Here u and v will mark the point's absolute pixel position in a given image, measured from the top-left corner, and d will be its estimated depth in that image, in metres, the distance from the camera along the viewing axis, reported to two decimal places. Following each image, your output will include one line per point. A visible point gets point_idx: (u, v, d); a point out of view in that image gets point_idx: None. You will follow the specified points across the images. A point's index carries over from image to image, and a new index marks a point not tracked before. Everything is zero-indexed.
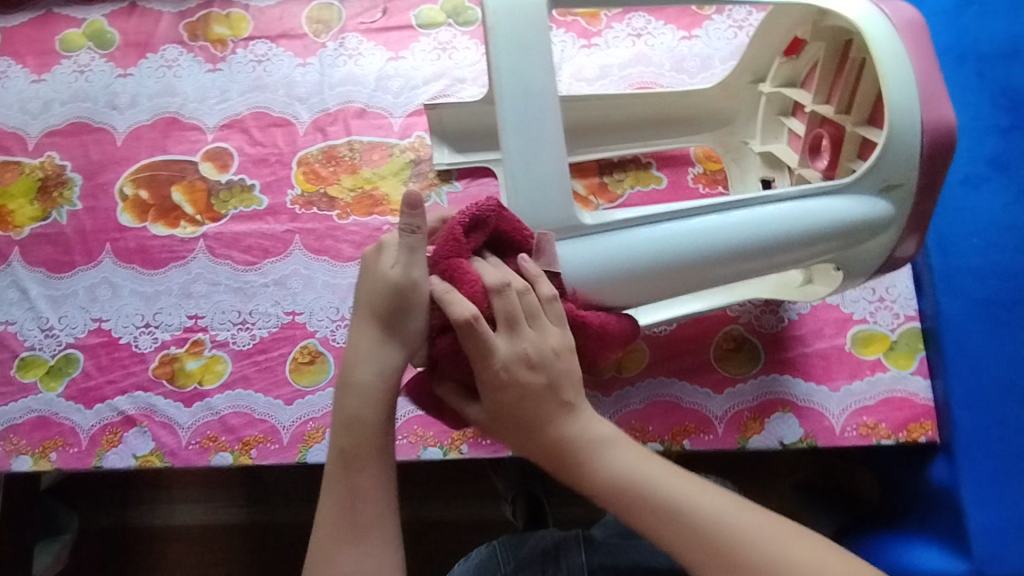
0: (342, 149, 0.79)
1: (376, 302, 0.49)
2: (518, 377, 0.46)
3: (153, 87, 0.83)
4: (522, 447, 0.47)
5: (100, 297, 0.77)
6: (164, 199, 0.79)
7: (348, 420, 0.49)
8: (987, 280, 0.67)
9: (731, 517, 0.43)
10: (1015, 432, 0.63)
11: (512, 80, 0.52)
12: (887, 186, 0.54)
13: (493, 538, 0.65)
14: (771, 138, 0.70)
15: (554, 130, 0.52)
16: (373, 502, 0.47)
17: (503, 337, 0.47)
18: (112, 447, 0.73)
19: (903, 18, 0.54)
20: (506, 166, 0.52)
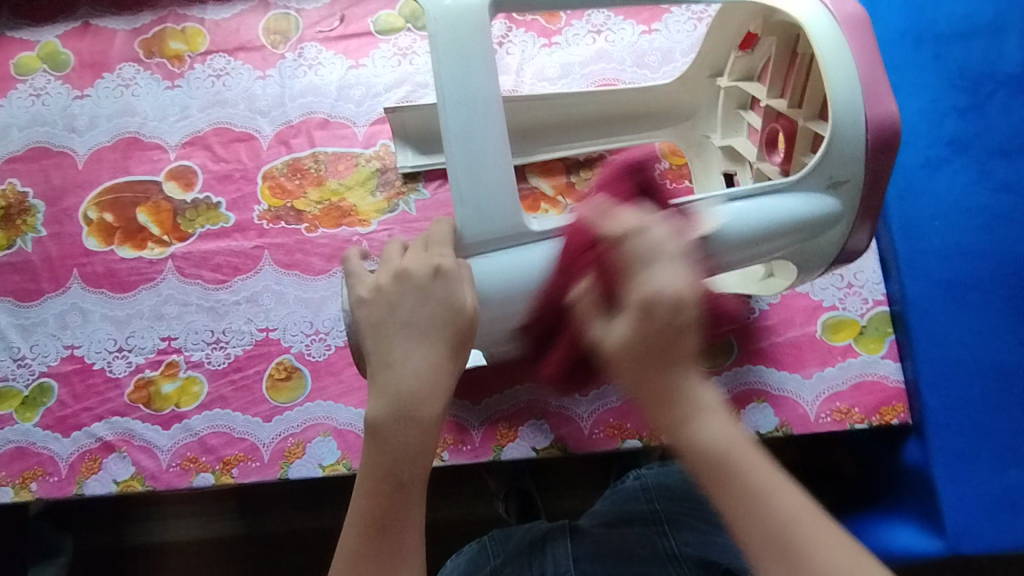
0: (307, 162, 0.78)
1: (443, 324, 0.47)
2: (659, 320, 0.42)
3: (111, 108, 0.82)
4: (629, 383, 0.44)
5: (70, 324, 0.77)
6: (130, 221, 0.78)
7: (384, 462, 0.46)
8: (950, 261, 0.68)
9: (800, 509, 0.39)
10: (985, 410, 0.65)
11: (454, 88, 0.51)
12: (833, 182, 0.54)
13: (484, 534, 0.67)
14: (731, 132, 0.70)
15: (498, 137, 0.51)
16: (395, 546, 0.45)
17: (653, 268, 0.44)
18: (92, 474, 0.72)
19: (845, 15, 0.54)
20: (453, 181, 0.51)
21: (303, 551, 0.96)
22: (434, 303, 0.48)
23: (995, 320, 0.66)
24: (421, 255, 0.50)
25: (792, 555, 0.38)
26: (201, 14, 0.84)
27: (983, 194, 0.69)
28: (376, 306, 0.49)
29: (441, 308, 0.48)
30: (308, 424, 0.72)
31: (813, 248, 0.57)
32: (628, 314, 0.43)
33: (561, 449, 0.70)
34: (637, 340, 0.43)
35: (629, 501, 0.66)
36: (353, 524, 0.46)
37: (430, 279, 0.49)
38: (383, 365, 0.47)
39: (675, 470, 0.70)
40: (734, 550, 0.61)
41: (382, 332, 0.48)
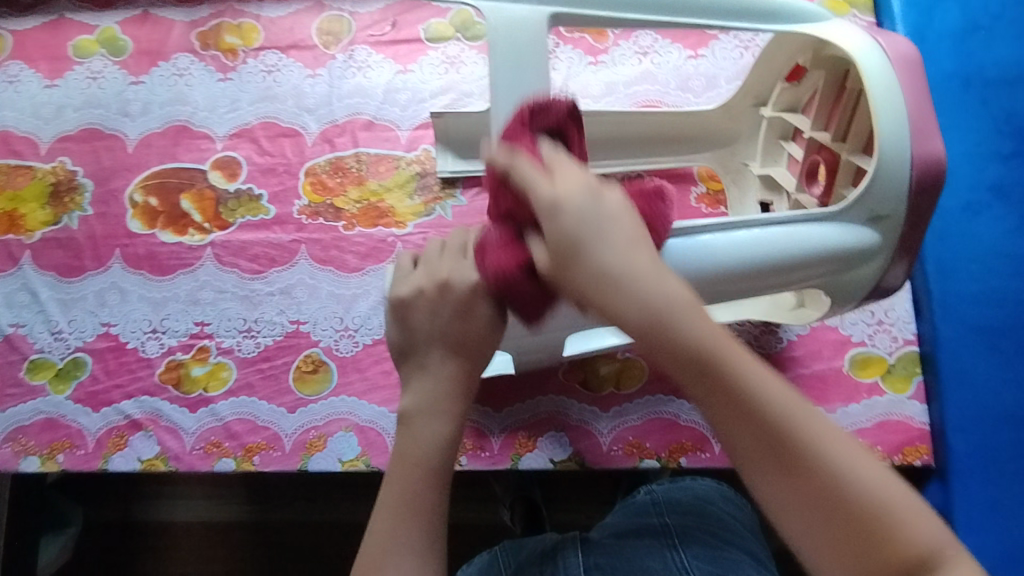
0: (350, 161, 0.80)
1: (466, 336, 0.49)
2: (569, 218, 0.41)
3: (164, 95, 0.84)
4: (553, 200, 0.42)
5: (108, 302, 0.79)
6: (174, 206, 0.80)
7: (416, 450, 0.49)
8: (984, 307, 0.67)
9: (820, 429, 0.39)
10: (1010, 458, 0.64)
11: (509, 87, 0.54)
12: (874, 216, 0.54)
13: (496, 545, 0.66)
14: (771, 161, 0.71)
15: None
16: (427, 525, 0.48)
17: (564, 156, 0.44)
18: (118, 450, 0.74)
19: (900, 53, 0.54)
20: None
21: (309, 542, 0.97)
22: (474, 317, 0.49)
23: None
24: (462, 262, 0.50)
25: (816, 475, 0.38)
26: (258, 10, 0.86)
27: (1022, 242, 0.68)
28: (415, 311, 0.50)
29: (475, 320, 0.49)
30: (331, 418, 0.74)
31: (846, 283, 0.57)
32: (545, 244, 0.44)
33: (579, 462, 0.70)
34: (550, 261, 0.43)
35: (639, 515, 0.66)
36: (389, 497, 0.48)
37: (470, 292, 0.49)
38: (417, 365, 0.50)
39: (688, 485, 0.69)
40: (745, 565, 0.60)
41: (416, 339, 0.50)
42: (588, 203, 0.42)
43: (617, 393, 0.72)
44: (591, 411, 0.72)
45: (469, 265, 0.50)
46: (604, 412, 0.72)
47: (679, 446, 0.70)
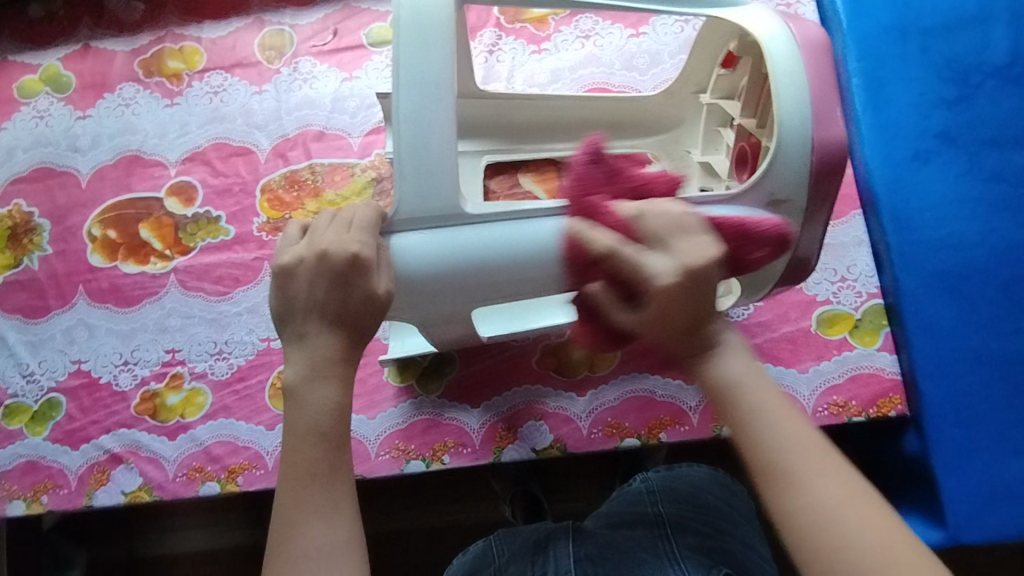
0: (304, 173, 0.80)
1: (347, 313, 0.47)
2: (697, 290, 0.43)
3: (113, 127, 0.84)
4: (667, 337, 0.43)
5: (77, 339, 0.78)
6: (133, 237, 0.80)
7: (303, 421, 0.45)
8: (944, 252, 0.68)
9: (871, 532, 0.39)
10: (982, 399, 0.64)
11: (410, 70, 0.50)
12: (774, 201, 0.54)
13: (491, 535, 0.68)
14: (711, 149, 0.70)
15: (448, 121, 0.50)
16: (331, 490, 0.45)
17: (657, 253, 0.43)
18: (101, 485, 0.74)
19: (806, 36, 0.55)
20: (396, 158, 0.50)
21: None
22: (354, 289, 0.46)
23: (988, 310, 0.66)
24: (344, 235, 0.47)
25: (787, 481, 0.41)
26: (198, 32, 0.86)
27: (974, 185, 0.69)
28: (294, 285, 0.47)
29: (355, 293, 0.47)
30: None
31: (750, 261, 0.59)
32: (646, 299, 0.43)
33: (560, 449, 0.70)
34: (677, 300, 0.42)
35: (635, 504, 0.66)
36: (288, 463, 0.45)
37: (351, 265, 0.46)
38: (296, 335, 0.47)
39: (682, 474, 0.69)
40: (737, 555, 0.60)
41: (295, 307, 0.47)
42: (692, 282, 0.42)
43: (591, 376, 0.72)
44: (568, 396, 0.72)
45: (350, 235, 0.47)
46: (580, 396, 0.72)
47: (658, 422, 0.71)
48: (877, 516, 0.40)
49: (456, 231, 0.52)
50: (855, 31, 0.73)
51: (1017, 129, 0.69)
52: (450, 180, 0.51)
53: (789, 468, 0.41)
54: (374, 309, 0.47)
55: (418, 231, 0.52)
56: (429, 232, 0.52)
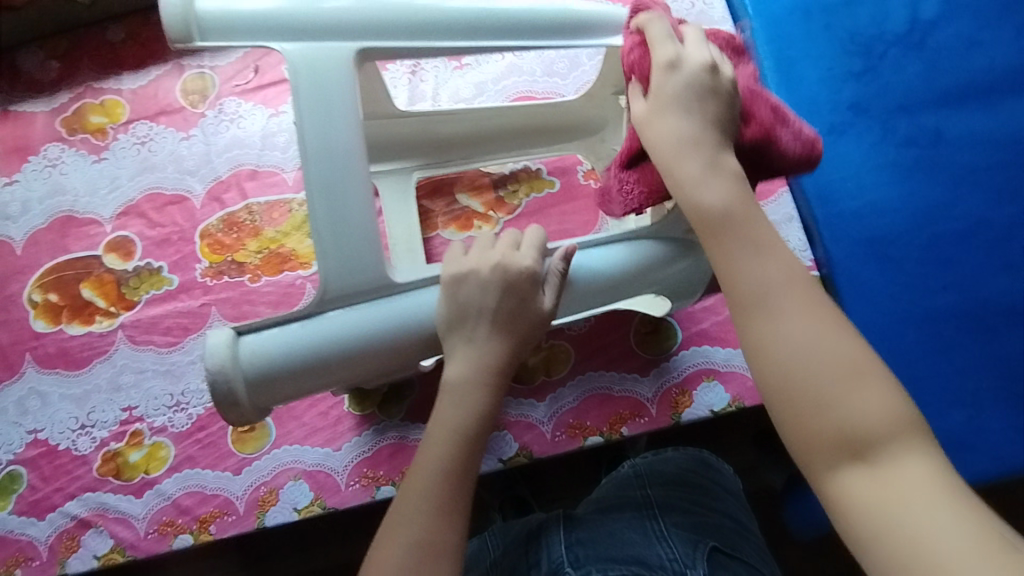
0: (242, 215, 0.80)
1: (510, 325, 0.52)
2: (677, 66, 0.49)
3: (42, 190, 0.82)
4: (655, 139, 0.49)
5: (30, 408, 0.77)
6: (75, 298, 0.79)
7: (447, 428, 0.50)
8: (869, 220, 0.70)
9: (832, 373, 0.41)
10: (921, 356, 0.67)
11: (316, 141, 0.51)
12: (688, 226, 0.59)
13: (487, 533, 0.69)
14: None
15: (361, 188, 0.52)
16: (422, 522, 0.47)
17: (683, 52, 0.50)
18: (72, 552, 0.73)
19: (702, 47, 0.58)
20: (314, 234, 0.51)
21: None
22: (523, 296, 0.52)
23: (916, 270, 0.68)
24: (517, 251, 0.53)
25: (765, 314, 0.43)
26: (117, 85, 0.85)
27: (890, 151, 0.71)
28: (462, 296, 0.52)
29: (525, 301, 0.52)
30: (278, 470, 0.73)
31: (680, 286, 0.62)
32: (657, 98, 0.49)
33: (527, 456, 0.71)
34: (670, 123, 0.48)
35: (623, 488, 0.67)
36: (412, 476, 0.49)
37: (525, 280, 0.52)
38: (465, 340, 0.52)
39: (668, 457, 0.70)
40: (724, 531, 0.62)
41: (468, 314, 0.52)
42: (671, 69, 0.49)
43: (549, 380, 0.73)
44: (529, 403, 0.73)
45: (520, 252, 0.53)
46: (540, 401, 0.73)
47: (618, 417, 0.72)
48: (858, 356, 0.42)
49: (391, 304, 0.53)
50: (760, 16, 0.75)
51: (922, 93, 0.72)
52: (371, 247, 0.52)
53: (767, 302, 0.43)
54: (542, 325, 0.53)
55: (347, 307, 0.52)
56: (364, 307, 0.52)
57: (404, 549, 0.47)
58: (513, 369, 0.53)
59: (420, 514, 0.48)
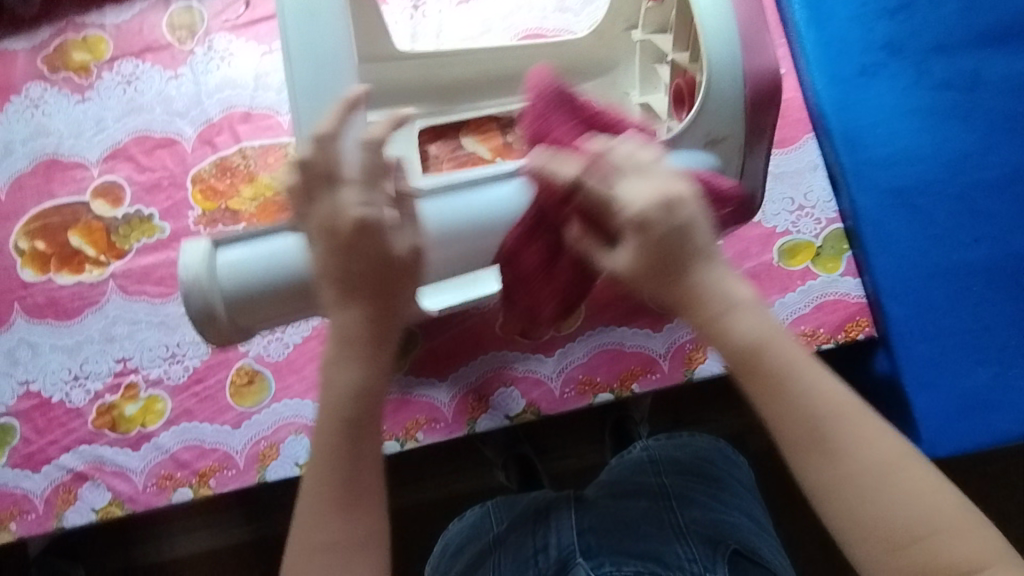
0: (235, 159, 0.75)
1: (359, 285, 0.46)
2: (659, 233, 0.42)
3: (24, 131, 0.78)
4: (650, 294, 0.44)
5: (21, 359, 0.74)
6: (63, 246, 0.76)
7: (334, 409, 0.47)
8: (897, 168, 0.66)
9: (834, 399, 0.43)
10: (949, 311, 0.64)
11: (302, 46, 0.48)
12: (712, 139, 0.53)
13: (488, 501, 0.69)
14: (650, 88, 0.68)
15: (348, 93, 0.49)
16: (336, 526, 0.46)
17: (624, 183, 0.43)
18: (69, 505, 0.71)
19: None
20: (296, 138, 0.48)
21: None
22: (361, 252, 0.45)
23: (947, 222, 0.65)
24: (340, 197, 0.45)
25: (781, 385, 0.43)
26: (100, 19, 0.80)
27: (925, 93, 0.67)
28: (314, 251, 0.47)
29: (366, 257, 0.45)
30: (279, 424, 0.71)
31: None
32: (627, 244, 0.43)
33: (535, 413, 0.70)
34: (643, 262, 0.43)
35: (637, 472, 0.65)
36: (313, 493, 0.47)
37: (357, 231, 0.45)
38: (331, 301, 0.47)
39: (683, 442, 0.68)
40: (744, 531, 0.60)
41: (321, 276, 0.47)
42: (667, 214, 0.43)
43: (558, 335, 0.70)
44: (536, 358, 0.71)
45: (346, 199, 0.45)
46: (548, 356, 0.71)
47: (629, 373, 0.70)
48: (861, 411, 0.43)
49: None
50: None
51: (960, 31, 0.67)
52: None
53: (768, 353, 0.43)
54: (403, 269, 0.46)
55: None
56: None
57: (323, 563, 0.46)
58: (388, 327, 0.47)
59: (322, 531, 0.46)
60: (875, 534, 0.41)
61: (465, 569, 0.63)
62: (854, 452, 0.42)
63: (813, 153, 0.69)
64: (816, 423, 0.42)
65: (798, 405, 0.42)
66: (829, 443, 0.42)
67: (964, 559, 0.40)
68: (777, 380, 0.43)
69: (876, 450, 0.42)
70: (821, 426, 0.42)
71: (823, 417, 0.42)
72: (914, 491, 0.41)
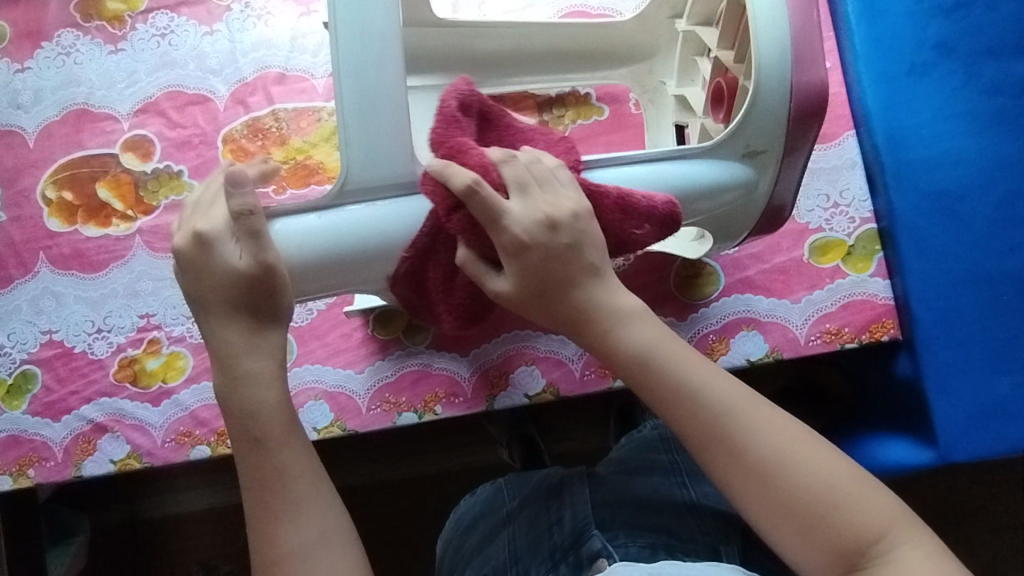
0: (268, 120, 0.75)
1: (232, 297, 0.49)
2: (532, 255, 0.48)
3: (55, 79, 0.77)
4: (537, 313, 0.51)
5: (45, 308, 0.75)
6: (91, 197, 0.75)
7: (253, 416, 0.50)
8: (939, 172, 0.66)
9: (728, 397, 0.48)
10: (975, 318, 0.64)
11: (351, 21, 0.47)
12: (750, 151, 0.55)
13: (501, 478, 0.67)
14: (687, 81, 0.67)
15: (392, 74, 0.48)
16: (303, 523, 0.48)
17: (515, 200, 0.48)
18: (87, 455, 0.72)
19: None
20: (340, 118, 0.48)
21: None
22: (217, 267, 0.49)
23: (983, 229, 0.65)
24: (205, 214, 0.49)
25: (681, 392, 0.48)
26: None
27: (971, 97, 0.66)
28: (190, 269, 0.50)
29: (223, 271, 0.49)
30: (299, 390, 0.71)
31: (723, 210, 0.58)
32: (509, 261, 0.49)
33: (553, 393, 0.70)
34: (521, 282, 0.49)
35: (648, 451, 0.65)
36: (255, 501, 0.49)
37: (197, 248, 0.49)
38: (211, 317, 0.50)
39: None
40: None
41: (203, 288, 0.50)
42: (551, 234, 0.49)
43: None
44: (558, 339, 0.71)
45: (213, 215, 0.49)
46: (571, 338, 0.71)
47: None
48: (758, 406, 0.48)
49: (408, 201, 0.51)
50: None
51: (1015, 36, 0.66)
52: (401, 148, 0.49)
53: (651, 363, 0.49)
54: (255, 281, 0.49)
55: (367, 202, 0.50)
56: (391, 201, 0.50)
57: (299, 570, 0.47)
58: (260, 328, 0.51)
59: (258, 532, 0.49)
60: (781, 516, 0.45)
61: (477, 544, 0.62)
62: (754, 445, 0.47)
63: (854, 150, 0.69)
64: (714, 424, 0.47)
65: (701, 408, 0.48)
66: (727, 440, 0.47)
67: (868, 528, 0.45)
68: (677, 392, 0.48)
69: (776, 441, 0.47)
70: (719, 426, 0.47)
71: (720, 416, 0.48)
72: (815, 472, 0.46)
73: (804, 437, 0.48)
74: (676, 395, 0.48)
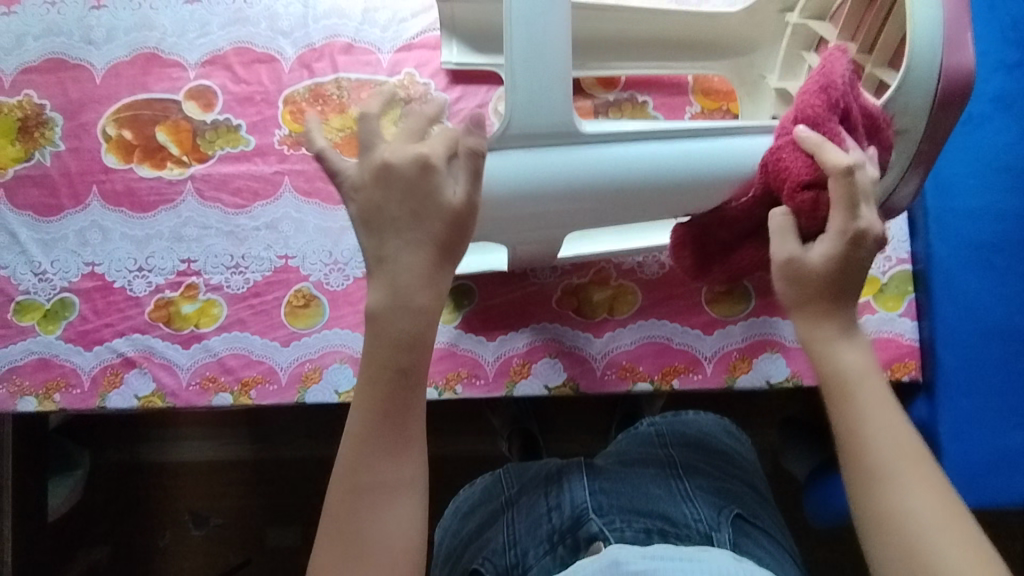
0: (330, 87, 0.77)
1: (426, 231, 0.48)
2: (862, 252, 0.47)
3: (129, 20, 0.79)
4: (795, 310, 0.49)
5: (90, 241, 0.76)
6: (149, 139, 0.77)
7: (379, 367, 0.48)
8: (980, 223, 0.68)
9: (888, 447, 0.45)
10: (997, 370, 0.67)
11: None
12: (890, 130, 0.56)
13: (498, 469, 0.69)
14: (790, 74, 0.69)
15: (563, 16, 0.50)
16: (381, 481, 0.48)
17: (863, 211, 0.47)
18: (114, 388, 0.74)
19: None
20: (507, 67, 0.50)
21: (314, 472, 1.05)
22: (410, 197, 0.47)
23: (1017, 285, 0.67)
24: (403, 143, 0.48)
25: (842, 400, 0.47)
26: None
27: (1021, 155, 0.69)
28: (374, 201, 0.48)
29: (426, 202, 0.47)
30: (325, 351, 0.74)
31: (860, 199, 0.59)
32: (832, 238, 0.47)
33: (572, 388, 0.71)
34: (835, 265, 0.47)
35: (644, 445, 0.67)
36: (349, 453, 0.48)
37: (419, 171, 0.47)
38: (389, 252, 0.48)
39: (690, 420, 0.70)
40: (744, 498, 0.62)
41: (387, 223, 0.48)
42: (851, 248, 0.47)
43: (609, 319, 0.73)
44: (584, 336, 0.72)
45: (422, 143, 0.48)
46: (595, 337, 0.72)
47: (672, 368, 0.71)
48: (928, 482, 0.44)
49: (575, 151, 0.54)
50: None
51: None
52: (562, 99, 0.51)
53: (848, 386, 0.47)
54: (458, 217, 0.48)
55: (525, 148, 0.53)
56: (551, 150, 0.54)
57: (366, 507, 0.47)
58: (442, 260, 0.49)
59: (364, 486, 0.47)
60: None
61: (478, 529, 0.64)
62: (907, 512, 0.44)
63: None
64: (878, 456, 0.45)
65: (869, 439, 0.45)
66: (890, 481, 0.44)
67: None
68: (858, 405, 0.47)
69: (920, 507, 0.43)
70: (885, 469, 0.45)
71: (879, 458, 0.45)
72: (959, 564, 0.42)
73: (968, 537, 0.43)
74: (855, 417, 0.46)
